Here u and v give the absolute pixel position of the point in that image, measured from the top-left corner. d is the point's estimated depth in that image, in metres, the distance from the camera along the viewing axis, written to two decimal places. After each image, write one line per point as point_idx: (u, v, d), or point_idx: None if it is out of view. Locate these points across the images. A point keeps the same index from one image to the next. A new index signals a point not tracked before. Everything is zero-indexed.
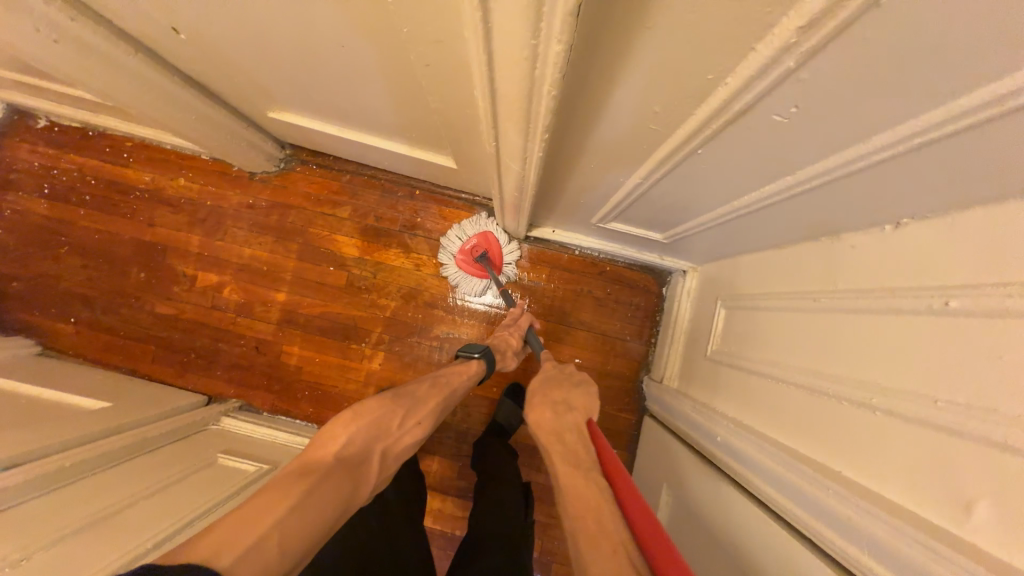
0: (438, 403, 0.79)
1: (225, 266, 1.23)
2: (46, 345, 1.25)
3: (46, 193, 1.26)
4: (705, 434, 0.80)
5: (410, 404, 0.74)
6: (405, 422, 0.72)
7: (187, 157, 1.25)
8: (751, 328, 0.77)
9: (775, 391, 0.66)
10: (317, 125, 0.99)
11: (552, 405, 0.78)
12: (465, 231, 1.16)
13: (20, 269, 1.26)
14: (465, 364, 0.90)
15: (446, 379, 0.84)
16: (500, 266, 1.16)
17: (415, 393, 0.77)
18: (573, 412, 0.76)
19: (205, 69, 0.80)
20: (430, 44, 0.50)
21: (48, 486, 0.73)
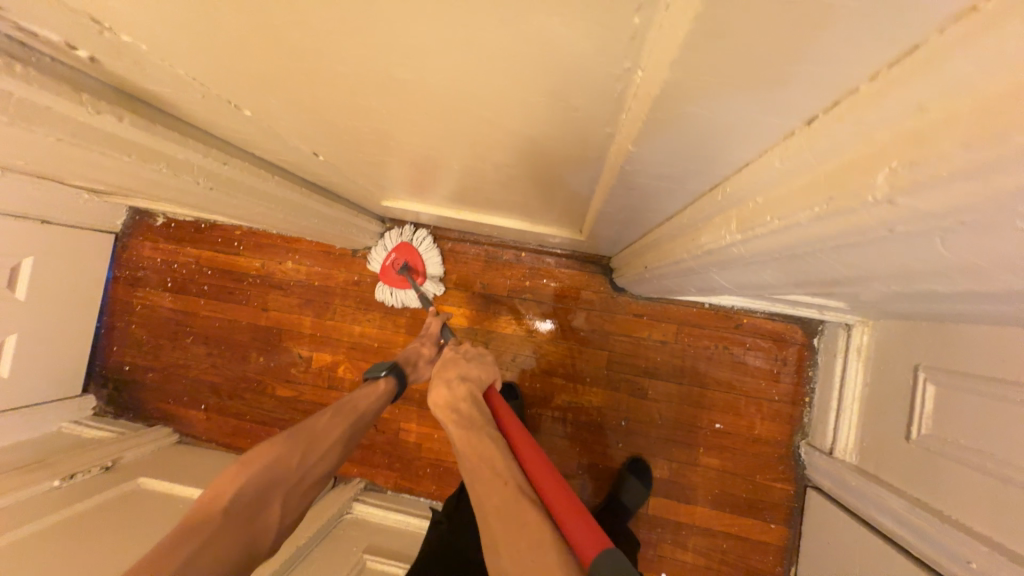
0: (344, 432, 0.73)
1: (337, 345, 1.24)
2: (181, 431, 1.32)
3: (169, 287, 1.33)
4: (907, 522, 0.72)
5: (309, 441, 0.69)
6: (306, 461, 0.68)
7: (292, 240, 1.26)
8: (981, 420, 0.64)
9: (988, 484, 0.62)
10: (431, 207, 0.96)
11: (444, 379, 0.70)
12: (384, 246, 1.15)
13: (152, 360, 1.34)
14: (373, 384, 0.82)
15: (352, 403, 0.77)
16: (422, 275, 1.15)
17: (318, 427, 0.72)
18: (462, 382, 0.69)
19: (330, 176, 0.78)
20: (646, 175, 0.43)
21: None
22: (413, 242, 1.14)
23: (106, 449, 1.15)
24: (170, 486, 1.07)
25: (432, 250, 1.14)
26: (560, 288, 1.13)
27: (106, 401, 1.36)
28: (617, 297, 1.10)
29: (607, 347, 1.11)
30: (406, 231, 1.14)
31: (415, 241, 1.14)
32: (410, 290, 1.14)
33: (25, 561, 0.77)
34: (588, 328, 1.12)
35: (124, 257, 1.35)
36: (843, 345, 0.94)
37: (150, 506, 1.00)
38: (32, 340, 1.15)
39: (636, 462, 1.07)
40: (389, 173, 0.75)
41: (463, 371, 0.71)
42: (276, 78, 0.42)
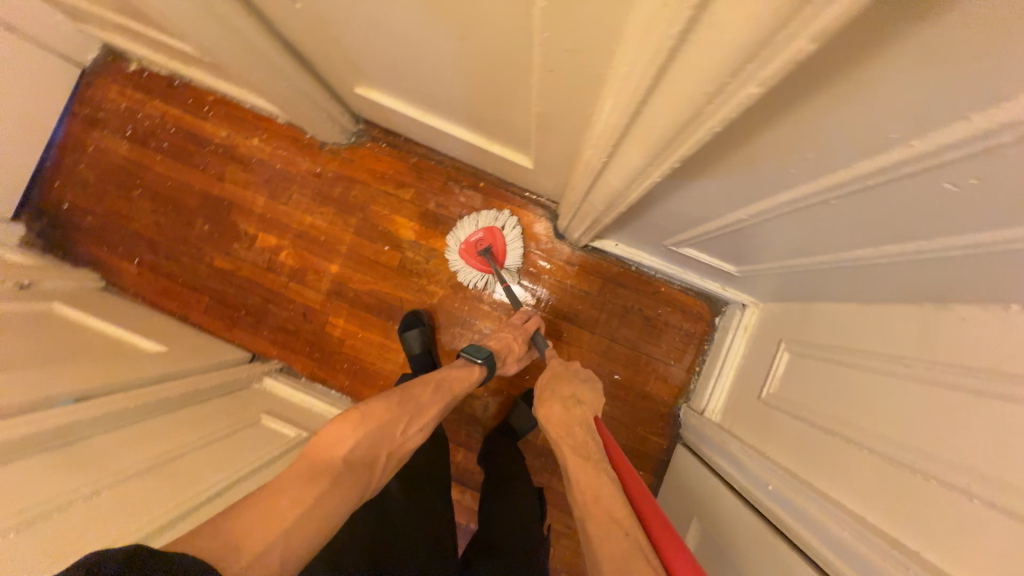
0: (439, 408, 0.83)
1: (285, 230, 1.26)
2: (111, 281, 1.31)
3: (127, 136, 1.31)
4: (733, 460, 0.84)
5: (414, 410, 0.78)
6: (409, 428, 0.76)
7: (264, 119, 1.27)
8: (812, 378, 0.76)
9: (805, 430, 0.73)
10: (402, 107, 0.99)
11: (561, 399, 0.88)
12: (474, 222, 1.16)
13: (94, 204, 1.32)
14: (470, 368, 0.92)
15: (448, 385, 0.87)
16: (502, 262, 1.16)
17: (421, 399, 0.81)
18: (580, 407, 0.86)
19: (309, 39, 0.81)
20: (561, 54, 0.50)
21: (124, 420, 0.78)
22: (504, 230, 1.15)
23: (27, 271, 1.14)
24: (87, 318, 1.07)
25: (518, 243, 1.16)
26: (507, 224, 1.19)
27: (35, 235, 1.34)
28: (557, 243, 1.18)
29: (535, 287, 1.19)
30: (503, 214, 1.15)
31: (508, 230, 1.16)
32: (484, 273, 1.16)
33: None
34: (524, 266, 1.19)
35: (86, 94, 1.32)
36: (735, 321, 1.05)
37: (62, 326, 1.01)
38: None
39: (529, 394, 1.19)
40: (358, 47, 0.79)
41: (581, 396, 0.88)
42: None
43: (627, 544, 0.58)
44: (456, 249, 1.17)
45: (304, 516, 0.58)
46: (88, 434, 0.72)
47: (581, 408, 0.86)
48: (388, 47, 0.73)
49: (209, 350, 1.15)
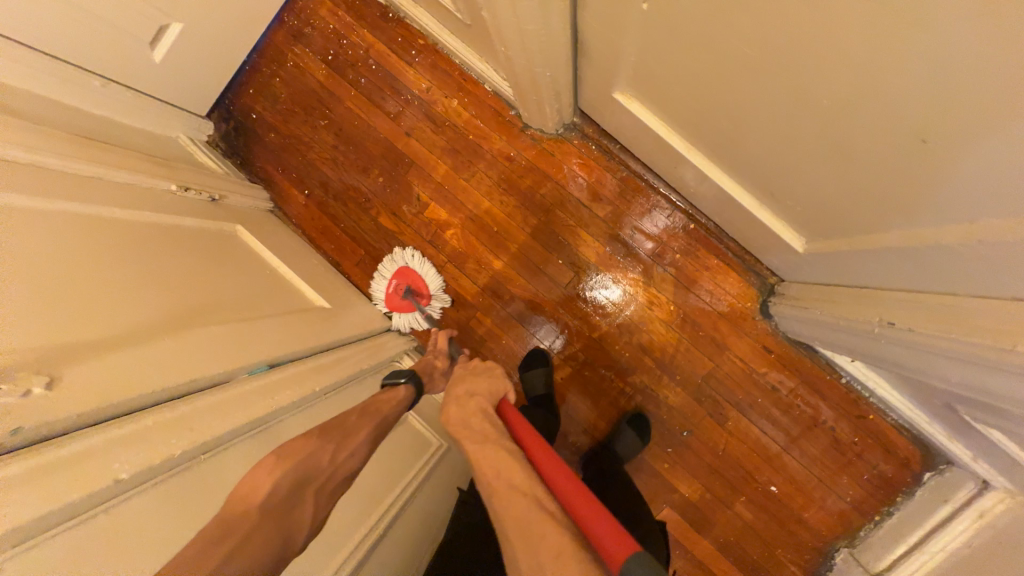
0: (372, 432, 0.65)
1: (458, 208, 1.17)
2: (277, 204, 1.30)
3: (327, 59, 1.23)
4: None
5: (340, 437, 0.60)
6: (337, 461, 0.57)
7: (471, 81, 1.15)
8: None
9: None
10: (660, 128, 0.82)
11: (456, 399, 0.77)
12: (384, 274, 1.18)
13: (280, 123, 1.28)
14: (392, 390, 0.77)
15: (375, 406, 0.70)
16: (427, 296, 1.16)
17: (345, 424, 0.63)
18: (474, 399, 0.75)
19: (618, 38, 0.65)
20: None
21: (310, 400, 0.75)
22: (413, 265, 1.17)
23: (217, 180, 1.14)
24: (262, 250, 1.06)
25: (429, 270, 1.16)
26: (707, 282, 1.03)
27: (221, 136, 1.34)
28: (759, 321, 1.01)
29: (713, 359, 1.03)
30: (402, 253, 1.17)
31: (415, 263, 1.17)
32: (415, 313, 1.16)
33: (143, 242, 0.77)
34: (709, 333, 1.03)
35: (299, 4, 1.25)
36: (961, 497, 0.86)
37: (242, 254, 0.99)
38: (194, 38, 1.10)
39: (635, 413, 1.06)
40: (678, 66, 0.63)
41: (475, 388, 0.79)
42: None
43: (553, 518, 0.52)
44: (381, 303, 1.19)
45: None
46: (283, 417, 0.67)
47: (476, 398, 0.75)
48: (738, 86, 0.56)
49: (359, 311, 1.12)
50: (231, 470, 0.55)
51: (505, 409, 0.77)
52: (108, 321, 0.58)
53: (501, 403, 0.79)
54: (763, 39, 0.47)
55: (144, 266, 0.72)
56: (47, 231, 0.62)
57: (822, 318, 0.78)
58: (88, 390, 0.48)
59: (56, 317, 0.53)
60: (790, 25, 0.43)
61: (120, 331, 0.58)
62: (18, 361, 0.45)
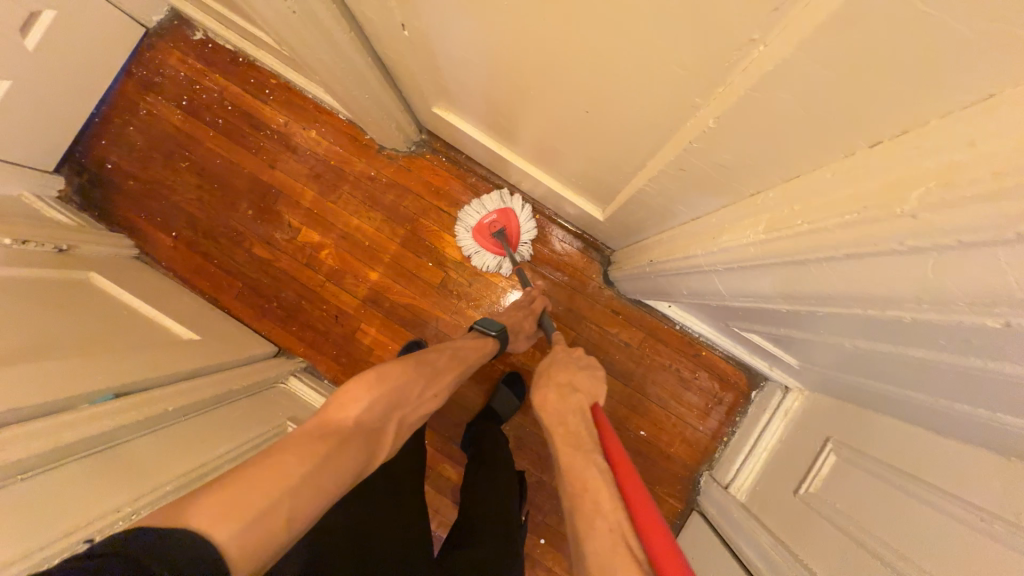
0: (453, 378, 0.82)
1: (330, 229, 1.23)
2: (143, 250, 1.28)
3: (182, 105, 1.27)
4: (763, 554, 0.81)
5: (430, 376, 0.77)
6: (422, 395, 0.75)
7: (326, 112, 1.24)
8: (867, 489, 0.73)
9: (844, 542, 0.70)
10: (478, 133, 0.96)
11: (557, 388, 0.85)
12: (484, 205, 1.14)
13: (139, 170, 1.28)
14: (484, 339, 0.92)
15: (464, 351, 0.86)
16: (516, 244, 1.15)
17: (436, 365, 0.79)
18: (576, 396, 0.83)
19: (406, 61, 0.78)
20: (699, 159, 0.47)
21: (161, 422, 0.77)
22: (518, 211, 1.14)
23: (66, 232, 1.11)
24: (121, 293, 1.04)
25: (529, 226, 1.15)
26: (558, 262, 1.18)
27: (74, 190, 1.30)
28: (605, 289, 1.16)
29: (576, 329, 1.17)
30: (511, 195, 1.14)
31: (520, 210, 1.14)
32: (500, 256, 1.15)
33: None
34: (568, 306, 1.17)
35: (146, 55, 1.28)
36: (774, 403, 1.04)
37: (96, 299, 0.98)
38: (28, 94, 1.09)
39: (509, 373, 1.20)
40: (454, 80, 0.77)
41: (576, 384, 0.86)
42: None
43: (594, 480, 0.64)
44: (470, 230, 1.15)
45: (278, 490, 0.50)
46: (123, 439, 0.69)
47: (578, 394, 0.83)
48: (495, 89, 0.70)
49: (237, 340, 1.13)
50: (51, 490, 0.57)
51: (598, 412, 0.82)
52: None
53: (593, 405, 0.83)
54: (482, 50, 0.60)
55: None
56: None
57: (628, 272, 0.95)
58: None
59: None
60: (484, 36, 0.56)
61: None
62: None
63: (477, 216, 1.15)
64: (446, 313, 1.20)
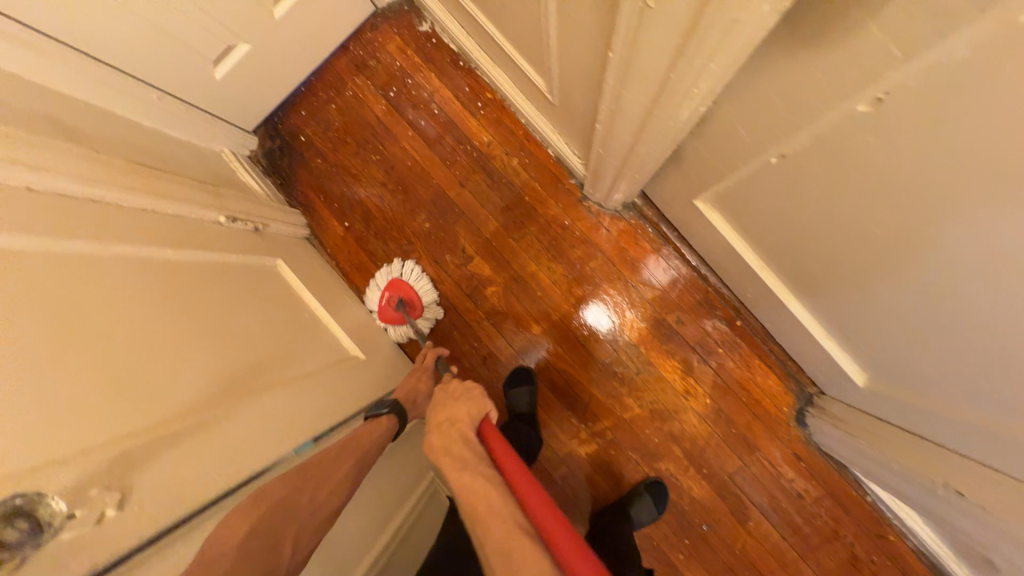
0: (353, 465, 0.66)
1: (503, 266, 1.15)
2: (313, 231, 1.26)
3: (389, 96, 1.21)
4: None
5: (317, 474, 0.61)
6: (314, 493, 0.59)
7: (534, 142, 1.14)
8: None
9: None
10: (734, 239, 0.83)
11: (438, 428, 0.75)
12: (377, 283, 1.17)
13: (329, 150, 1.25)
14: (376, 421, 0.79)
15: (355, 438, 0.71)
16: (419, 309, 1.15)
17: (325, 458, 0.64)
18: (456, 427, 0.73)
19: (721, 168, 0.65)
20: None
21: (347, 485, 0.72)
22: (409, 276, 1.15)
23: (260, 206, 1.09)
24: (301, 289, 1.02)
25: (422, 282, 1.15)
26: (745, 380, 1.04)
27: (263, 153, 1.29)
28: (793, 428, 1.01)
29: (742, 458, 1.03)
30: (396, 265, 1.16)
31: (409, 276, 1.16)
32: (405, 325, 1.14)
33: (195, 287, 0.74)
34: (741, 430, 1.03)
35: (367, 34, 1.22)
36: None
37: (281, 294, 0.95)
38: (259, 58, 1.07)
39: (652, 482, 1.04)
40: (775, 208, 0.63)
41: (455, 415, 0.76)
42: (980, 145, 0.32)
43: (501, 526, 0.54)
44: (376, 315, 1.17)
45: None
46: None
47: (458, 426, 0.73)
48: (848, 250, 0.57)
49: (388, 359, 1.09)
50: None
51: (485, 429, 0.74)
52: (173, 396, 0.56)
53: (482, 421, 0.76)
54: (896, 233, 0.47)
55: (198, 319, 0.69)
56: (112, 288, 0.59)
57: (868, 448, 0.80)
58: (154, 499, 0.46)
59: (130, 402, 0.50)
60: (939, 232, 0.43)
61: (185, 408, 0.56)
62: (90, 472, 0.43)
63: (377, 296, 1.17)
64: (602, 394, 1.09)
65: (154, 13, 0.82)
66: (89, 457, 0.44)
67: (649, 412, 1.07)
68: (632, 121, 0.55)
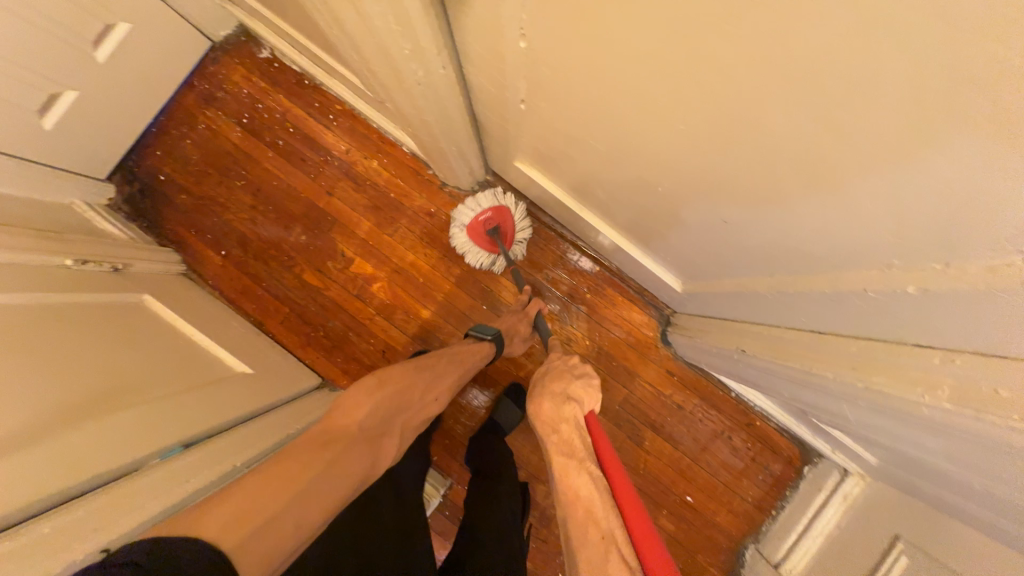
0: (456, 376, 0.87)
1: (383, 261, 1.21)
2: (190, 267, 1.25)
3: (242, 123, 1.24)
4: None
5: (429, 377, 0.81)
6: (425, 394, 0.80)
7: (389, 143, 1.22)
8: None
9: None
10: (556, 189, 0.96)
11: (550, 396, 0.83)
12: (479, 203, 1.07)
13: (191, 184, 1.26)
14: (480, 345, 0.96)
15: (459, 356, 0.90)
16: (511, 239, 1.11)
17: (432, 364, 0.83)
18: (570, 404, 0.80)
19: (506, 125, 0.76)
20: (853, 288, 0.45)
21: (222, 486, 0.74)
22: (515, 211, 1.09)
23: (120, 248, 1.08)
24: (176, 320, 1.02)
25: (524, 224, 1.12)
26: (615, 318, 1.16)
27: (123, 199, 1.27)
28: (661, 349, 1.14)
29: (625, 386, 1.15)
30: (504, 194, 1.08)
31: (514, 207, 1.09)
32: (491, 253, 1.12)
33: (43, 326, 0.74)
34: (620, 362, 1.15)
35: (209, 68, 1.25)
36: (832, 485, 1.02)
37: (151, 324, 0.95)
38: (92, 104, 1.07)
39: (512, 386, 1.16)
40: (553, 149, 0.75)
41: (573, 393, 0.83)
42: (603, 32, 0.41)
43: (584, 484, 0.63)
44: (463, 227, 1.10)
45: (248, 559, 0.47)
46: None
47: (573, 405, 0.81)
48: (605, 168, 0.69)
49: (285, 371, 1.11)
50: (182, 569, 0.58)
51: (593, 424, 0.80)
52: (9, 417, 0.57)
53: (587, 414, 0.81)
54: (611, 133, 0.58)
55: (44, 350, 0.70)
56: None
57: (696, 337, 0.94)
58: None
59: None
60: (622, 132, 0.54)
61: (24, 426, 0.58)
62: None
63: (473, 213, 1.08)
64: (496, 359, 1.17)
65: None
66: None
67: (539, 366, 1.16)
68: (404, 91, 0.64)
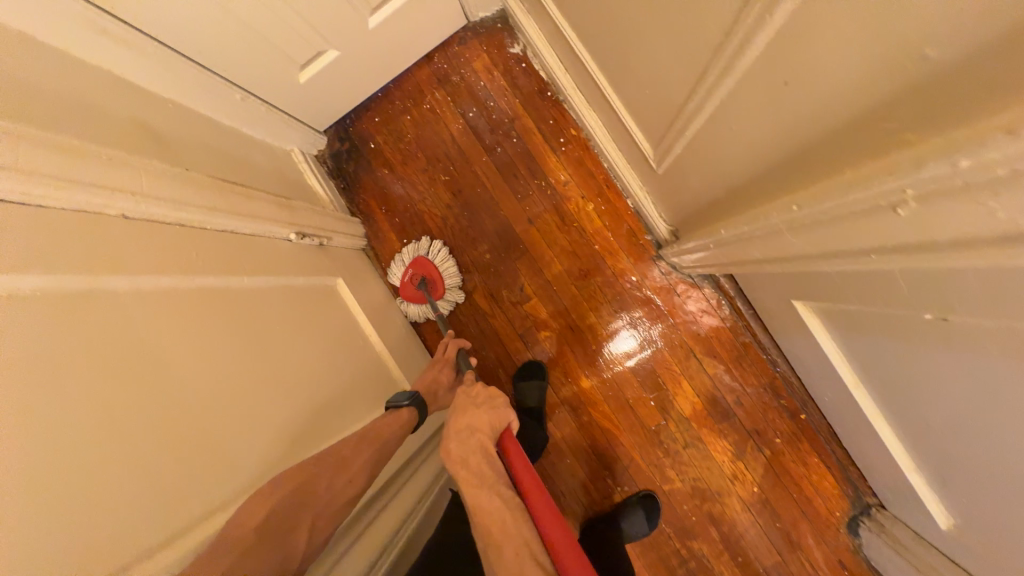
0: (372, 457, 0.65)
1: (561, 311, 1.10)
2: (370, 243, 1.23)
3: (468, 116, 1.16)
4: None
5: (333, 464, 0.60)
6: (335, 483, 0.58)
7: (613, 189, 1.08)
8: None
9: None
10: (828, 347, 0.76)
11: (456, 436, 0.69)
12: (402, 260, 1.15)
13: (397, 162, 1.21)
14: (397, 412, 0.77)
15: (375, 431, 0.70)
16: (440, 291, 1.13)
17: (343, 451, 0.63)
18: (476, 436, 0.68)
19: (847, 293, 0.59)
20: None
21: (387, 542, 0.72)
22: (431, 255, 1.13)
23: (325, 216, 1.06)
24: (358, 312, 0.99)
25: (450, 266, 1.13)
26: (799, 477, 0.99)
27: (331, 153, 1.26)
28: (842, 533, 0.97)
29: (781, 553, 0.99)
30: (423, 243, 1.13)
31: (433, 254, 1.13)
32: (427, 305, 1.13)
33: (267, 321, 0.72)
34: (785, 524, 0.99)
35: (454, 47, 1.16)
36: None
37: (339, 317, 0.93)
38: (344, 65, 1.03)
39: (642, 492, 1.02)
40: (903, 347, 0.57)
41: (476, 423, 0.70)
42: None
43: (516, 560, 0.49)
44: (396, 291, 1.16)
45: None
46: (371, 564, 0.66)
47: (479, 435, 0.68)
48: (967, 416, 0.54)
49: None
50: None
51: (506, 441, 0.70)
52: (248, 459, 0.56)
53: (501, 436, 0.71)
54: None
55: (267, 359, 0.67)
56: (205, 331, 0.59)
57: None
58: None
59: (212, 468, 0.51)
60: None
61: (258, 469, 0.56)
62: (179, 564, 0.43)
63: (400, 271, 1.15)
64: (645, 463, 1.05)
65: (245, 11, 0.78)
66: (179, 543, 0.44)
67: (689, 491, 1.03)
68: (774, 251, 0.50)
